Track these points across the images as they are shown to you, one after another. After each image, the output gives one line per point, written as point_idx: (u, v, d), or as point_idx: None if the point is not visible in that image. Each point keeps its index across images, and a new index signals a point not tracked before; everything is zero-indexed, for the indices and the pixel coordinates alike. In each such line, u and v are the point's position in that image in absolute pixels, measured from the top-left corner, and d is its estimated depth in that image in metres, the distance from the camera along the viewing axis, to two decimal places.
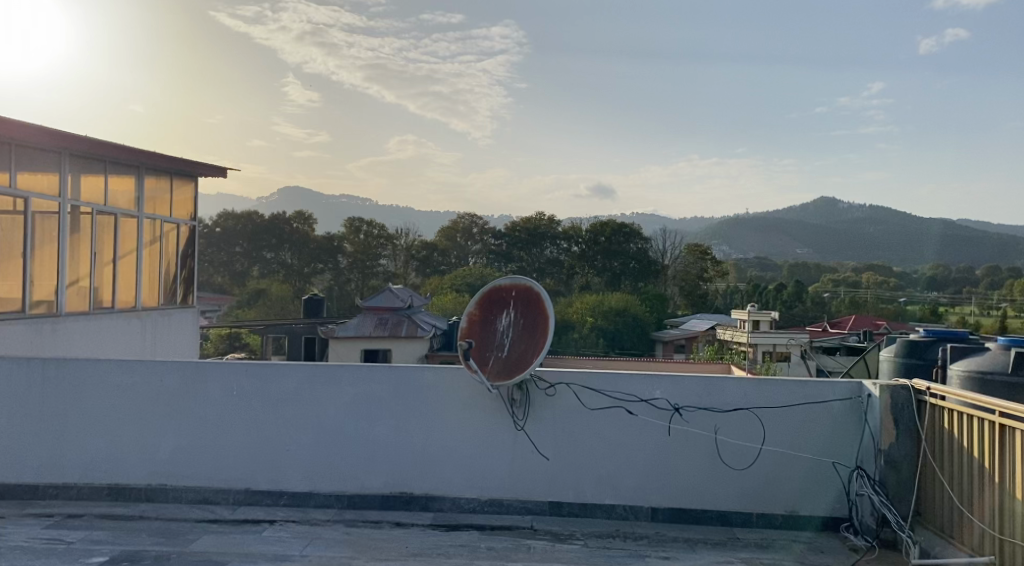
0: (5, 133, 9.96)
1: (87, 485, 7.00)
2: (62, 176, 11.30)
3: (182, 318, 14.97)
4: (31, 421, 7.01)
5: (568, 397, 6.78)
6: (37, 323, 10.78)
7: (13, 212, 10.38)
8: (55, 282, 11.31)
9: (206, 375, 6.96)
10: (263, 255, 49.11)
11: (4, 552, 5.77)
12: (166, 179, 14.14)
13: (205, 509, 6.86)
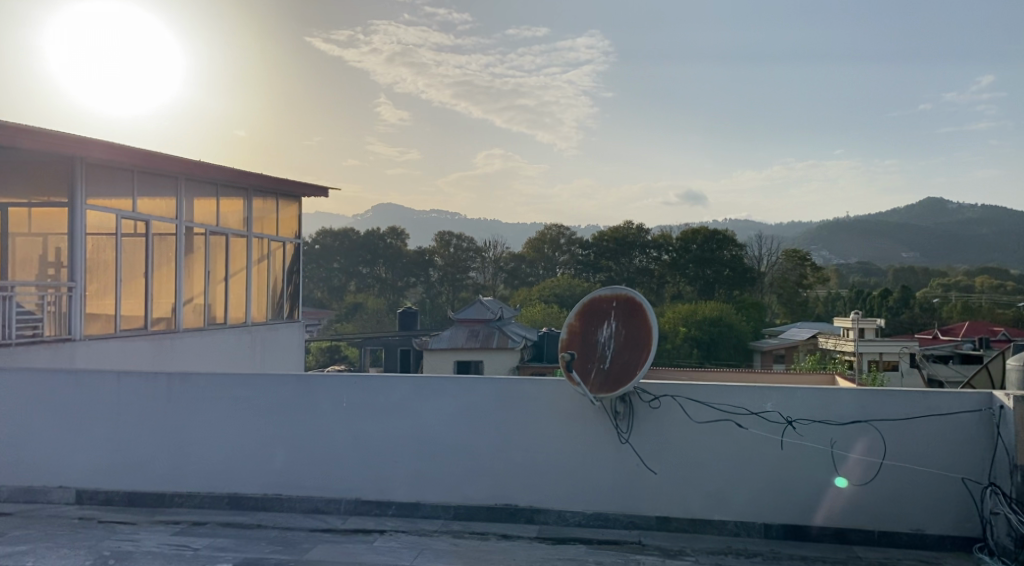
0: (130, 161, 10.51)
1: (209, 494, 7.30)
2: (178, 200, 11.86)
3: (289, 332, 15.47)
4: (157, 433, 7.37)
5: (674, 410, 6.71)
6: (157, 340, 11.34)
7: (136, 235, 10.94)
8: (174, 300, 11.88)
9: (317, 388, 7.18)
10: (358, 271, 50.32)
11: (137, 557, 6.08)
12: (273, 200, 14.69)
13: (318, 518, 7.06)
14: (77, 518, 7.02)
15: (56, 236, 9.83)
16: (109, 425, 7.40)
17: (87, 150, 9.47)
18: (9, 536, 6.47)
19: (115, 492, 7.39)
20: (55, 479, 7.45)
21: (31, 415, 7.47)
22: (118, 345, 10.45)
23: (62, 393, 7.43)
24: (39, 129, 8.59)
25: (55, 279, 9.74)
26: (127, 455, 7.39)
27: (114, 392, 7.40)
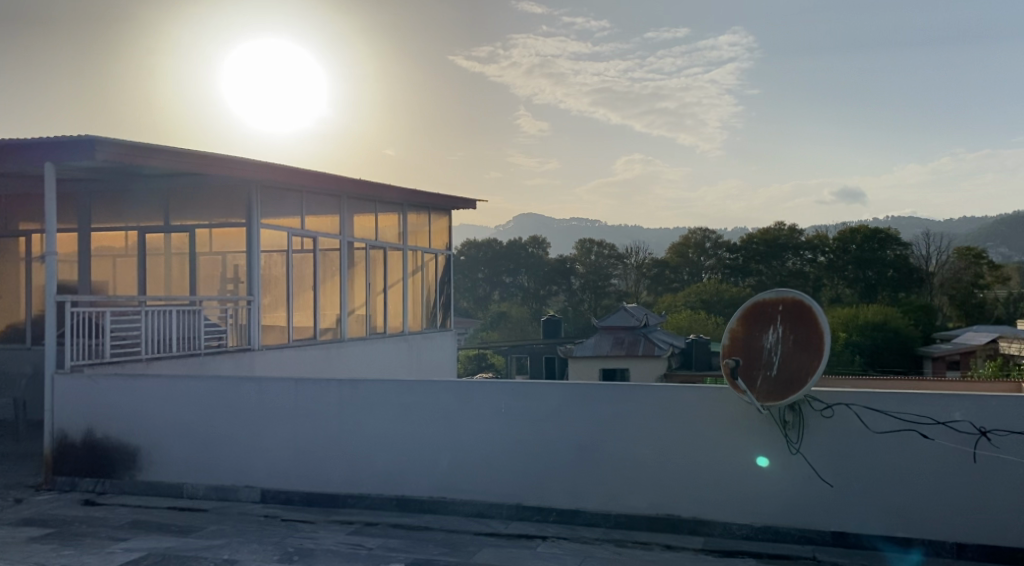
0: (300, 183, 11.12)
1: (379, 496, 7.59)
2: (341, 217, 12.46)
3: (442, 341, 15.86)
4: (332, 435, 7.72)
5: (849, 419, 6.44)
6: (326, 348, 11.94)
7: (305, 251, 11.55)
8: (339, 311, 12.47)
9: (478, 394, 7.35)
10: (500, 280, 51.43)
11: (318, 554, 6.39)
12: (425, 214, 15.18)
13: (482, 522, 7.20)
14: (262, 516, 7.45)
15: (235, 254, 10.46)
16: (289, 429, 7.82)
17: (262, 174, 10.09)
18: (205, 531, 6.94)
19: (296, 492, 7.79)
20: (243, 480, 7.92)
21: (219, 419, 7.98)
22: (291, 354, 11.06)
23: (246, 399, 7.91)
24: (222, 156, 9.24)
25: (235, 293, 10.40)
26: (306, 457, 7.78)
27: (293, 397, 7.82)
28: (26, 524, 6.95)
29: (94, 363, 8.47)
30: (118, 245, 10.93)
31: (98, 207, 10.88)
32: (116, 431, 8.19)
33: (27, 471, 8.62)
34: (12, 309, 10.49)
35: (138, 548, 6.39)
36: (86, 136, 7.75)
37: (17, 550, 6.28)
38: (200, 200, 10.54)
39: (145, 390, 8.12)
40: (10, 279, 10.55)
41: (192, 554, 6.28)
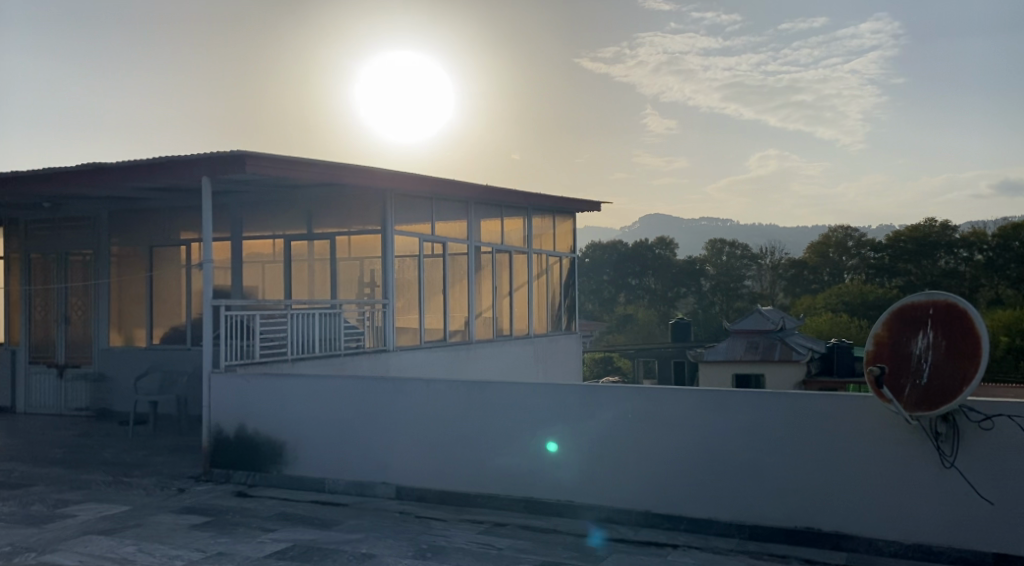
0: (430, 191, 11.46)
1: (509, 497, 7.75)
2: (469, 222, 12.78)
3: (568, 344, 15.99)
4: (463, 436, 7.94)
5: (1011, 433, 6.13)
6: (455, 350, 12.28)
7: (436, 256, 11.91)
8: (467, 313, 12.79)
9: (605, 398, 7.42)
10: (627, 282, 51.46)
11: (451, 552, 6.60)
12: (550, 217, 15.34)
13: (611, 527, 7.26)
14: (399, 512, 7.76)
15: (371, 260, 10.89)
16: (422, 428, 8.09)
17: (395, 181, 10.46)
18: (345, 525, 7.29)
19: (429, 490, 8.05)
20: (379, 477, 8.26)
21: (358, 417, 8.34)
22: (423, 355, 11.44)
23: (382, 399, 8.25)
24: (360, 166, 9.64)
25: (371, 296, 10.82)
26: (437, 457, 8.03)
27: (426, 397, 8.09)
28: (186, 512, 7.49)
29: (245, 363, 9.04)
30: (266, 252, 11.44)
31: (248, 216, 11.50)
32: (263, 426, 8.69)
33: (187, 463, 9.26)
34: (173, 313, 11.29)
35: (285, 539, 6.79)
36: (234, 151, 8.26)
37: (179, 536, 6.79)
38: (338, 208, 11.03)
39: (289, 388, 8.59)
40: (174, 284, 11.35)
41: (333, 547, 6.61)
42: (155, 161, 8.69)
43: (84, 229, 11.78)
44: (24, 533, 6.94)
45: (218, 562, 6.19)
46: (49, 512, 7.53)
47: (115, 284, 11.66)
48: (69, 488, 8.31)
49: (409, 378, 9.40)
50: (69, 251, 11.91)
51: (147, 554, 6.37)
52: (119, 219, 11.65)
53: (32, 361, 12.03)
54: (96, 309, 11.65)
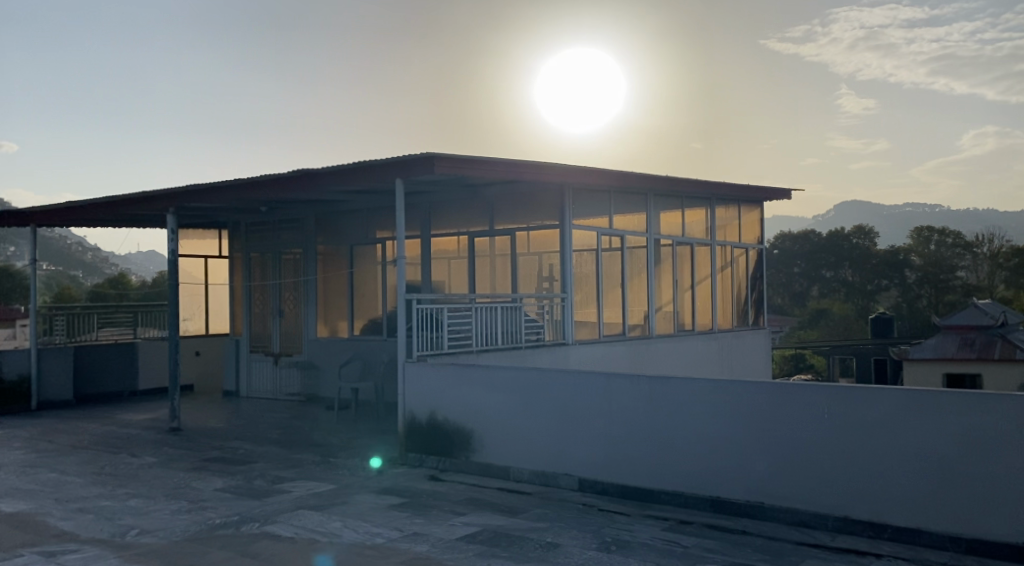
0: (609, 184, 11.58)
1: (692, 495, 7.53)
2: (648, 214, 12.81)
3: (756, 339, 15.60)
4: (644, 431, 7.85)
5: None
6: (635, 345, 12.38)
7: (614, 250, 12.05)
8: (646, 308, 12.82)
9: (795, 397, 7.00)
10: (821, 274, 48.97)
11: (635, 547, 6.53)
12: (734, 207, 15.08)
13: (805, 532, 6.79)
14: (581, 504, 7.81)
15: (550, 254, 11.17)
16: (602, 421, 8.12)
17: (575, 175, 10.61)
18: (531, 513, 7.53)
19: (610, 484, 8.02)
20: (562, 468, 8.37)
21: (542, 409, 8.50)
22: (603, 350, 11.64)
23: (565, 391, 8.34)
24: (539, 163, 9.93)
25: (550, 291, 11.12)
26: (620, 451, 7.98)
27: (607, 392, 8.07)
28: (385, 492, 8.09)
29: (436, 353, 9.54)
30: (451, 248, 12.01)
31: (436, 214, 12.10)
32: (454, 414, 9.12)
33: (385, 447, 9.93)
34: (370, 306, 12.05)
35: (476, 524, 7.18)
36: (422, 153, 8.72)
37: (380, 514, 7.37)
38: (519, 205, 11.37)
39: (477, 379, 8.95)
40: (370, 279, 12.11)
41: (520, 534, 6.88)
42: (351, 167, 9.38)
43: (295, 230, 12.88)
44: (248, 505, 7.76)
45: (414, 541, 6.65)
46: (268, 487, 8.35)
47: (320, 279, 12.63)
48: (285, 465, 9.16)
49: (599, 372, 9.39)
50: (283, 250, 13.07)
51: (352, 529, 6.95)
52: (323, 219, 12.60)
53: (252, 350, 13.36)
54: (306, 302, 12.71)
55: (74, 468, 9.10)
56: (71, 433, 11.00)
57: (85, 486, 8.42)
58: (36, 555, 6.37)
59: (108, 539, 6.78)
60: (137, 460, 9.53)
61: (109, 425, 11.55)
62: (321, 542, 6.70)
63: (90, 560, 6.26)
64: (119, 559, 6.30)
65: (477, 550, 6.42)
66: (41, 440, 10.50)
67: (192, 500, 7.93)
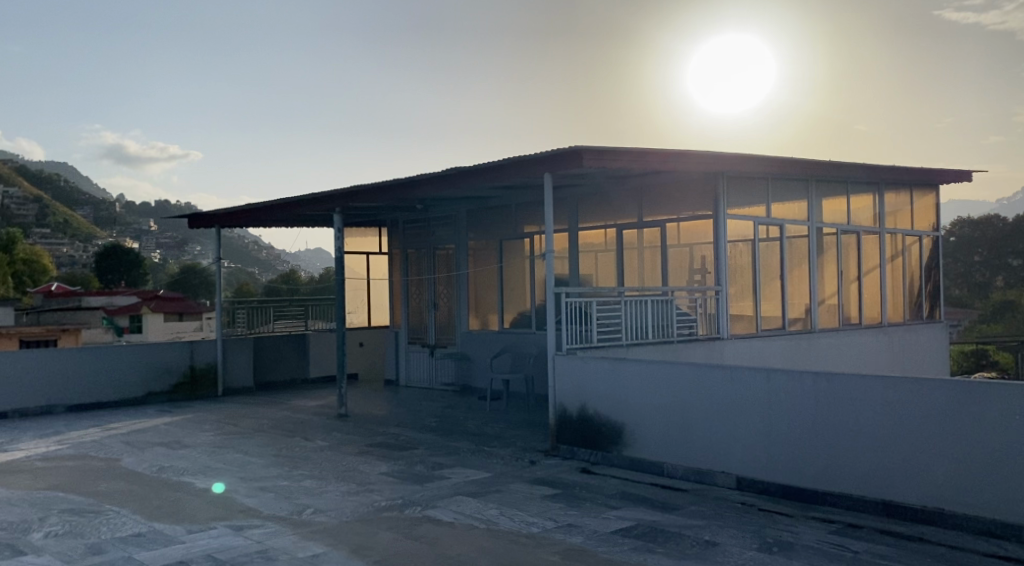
0: (766, 171, 11.11)
1: (864, 498, 6.80)
2: (810, 202, 12.21)
3: (932, 334, 14.54)
4: (810, 428, 7.14)
5: None
6: (796, 339, 11.83)
7: (773, 239, 11.57)
8: (808, 301, 12.24)
9: (981, 395, 6.22)
10: (1007, 263, 45.69)
11: (799, 549, 6.04)
12: (906, 192, 14.16)
13: (993, 543, 6.01)
14: (739, 503, 7.21)
15: (702, 245, 10.84)
16: (763, 417, 7.45)
17: (730, 162, 10.20)
18: (687, 509, 7.08)
19: (771, 483, 7.38)
20: (720, 465, 7.75)
21: (694, 405, 7.95)
22: (760, 344, 11.21)
23: (719, 386, 7.77)
24: (693, 152, 9.63)
25: (703, 284, 10.79)
26: (780, 450, 7.33)
27: (765, 387, 7.45)
28: (539, 483, 8.07)
29: (585, 346, 9.36)
30: (598, 242, 11.89)
31: (585, 206, 12.00)
32: (602, 407, 8.74)
33: (537, 438, 9.95)
34: (519, 300, 12.08)
35: (629, 517, 6.90)
36: (571, 146, 8.65)
37: (534, 504, 7.37)
38: (671, 195, 11.05)
39: (626, 372, 8.52)
40: (518, 273, 12.11)
41: (676, 531, 6.51)
42: (501, 163, 9.43)
43: (448, 227, 13.17)
44: (411, 489, 7.99)
45: (569, 532, 6.60)
46: (427, 473, 8.56)
47: (471, 274, 12.84)
48: (442, 453, 9.37)
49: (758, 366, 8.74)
50: (436, 246, 13.41)
51: (508, 518, 7.01)
52: (474, 215, 12.76)
53: (410, 341, 13.77)
54: (459, 296, 12.95)
55: (255, 449, 9.68)
56: (251, 416, 11.70)
57: (265, 466, 8.92)
58: (226, 528, 6.80)
59: (287, 517, 7.16)
60: (309, 443, 10.02)
61: (283, 411, 12.21)
62: (479, 528, 6.80)
63: (272, 535, 6.65)
64: (296, 537, 6.64)
65: (632, 544, 6.23)
66: (228, 422, 11.26)
67: (360, 483, 8.24)
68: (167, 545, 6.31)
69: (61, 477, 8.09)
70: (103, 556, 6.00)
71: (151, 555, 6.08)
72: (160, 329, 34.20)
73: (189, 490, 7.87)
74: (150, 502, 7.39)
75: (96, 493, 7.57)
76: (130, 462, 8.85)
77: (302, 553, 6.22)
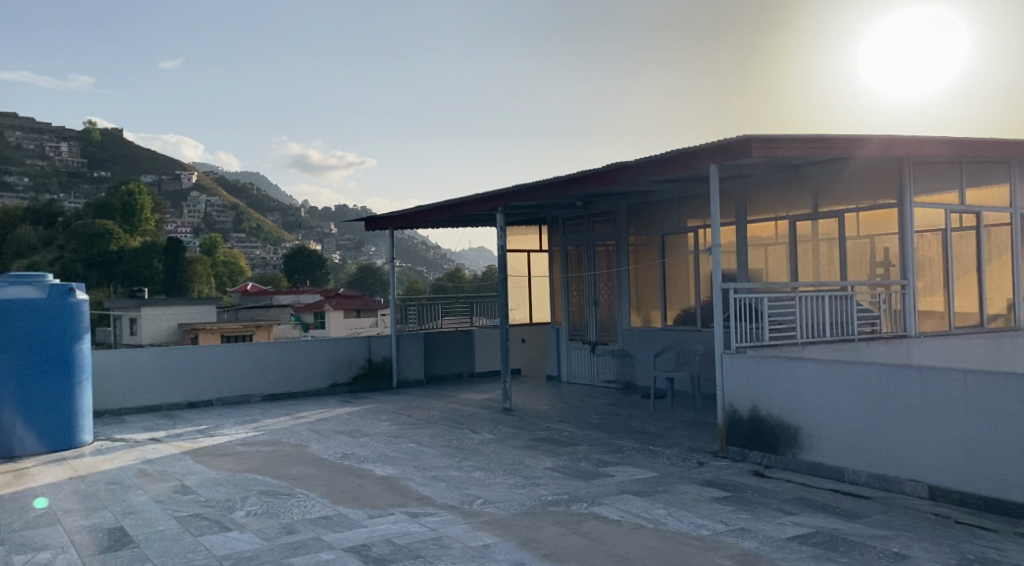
0: (961, 155, 10.44)
1: None
2: (1011, 187, 11.37)
3: None
4: (1017, 436, 6.64)
5: None
6: (997, 337, 11.04)
7: (968, 229, 10.89)
8: (1011, 295, 11.43)
9: None
10: None
11: None
12: None
13: None
14: (933, 514, 6.83)
15: (885, 237, 10.28)
16: (959, 423, 7.01)
17: (920, 147, 9.66)
18: (873, 519, 6.79)
19: (971, 495, 6.92)
20: (907, 472, 7.38)
21: (882, 408, 7.58)
22: (954, 343, 10.55)
23: (909, 389, 7.37)
24: (879, 137, 9.18)
25: (886, 278, 10.25)
26: (982, 459, 6.86)
27: (963, 391, 7.00)
28: (708, 484, 7.95)
29: (755, 345, 9.11)
30: (768, 235, 11.54)
31: (756, 199, 11.68)
32: (778, 409, 8.48)
33: (705, 438, 9.79)
34: (683, 296, 11.88)
35: (807, 525, 6.69)
36: (739, 136, 8.41)
37: (703, 506, 7.27)
38: (849, 185, 10.56)
39: (804, 373, 8.23)
40: (682, 269, 11.90)
41: (860, 540, 6.25)
42: (665, 156, 9.29)
43: (609, 223, 13.14)
44: (576, 485, 8.08)
45: (742, 536, 6.47)
46: (593, 470, 8.61)
47: (633, 270, 12.77)
48: (607, 450, 9.40)
49: (952, 366, 8.21)
50: (597, 242, 13.42)
51: (677, 519, 6.96)
52: (635, 210, 12.68)
53: (572, 338, 13.89)
54: (621, 293, 12.94)
55: (428, 440, 10.06)
56: (423, 408, 12.15)
57: (437, 456, 9.26)
58: (403, 515, 7.11)
59: (459, 507, 7.41)
60: (478, 436, 10.31)
61: (452, 403, 12.61)
62: (647, 528, 6.79)
63: (446, 523, 6.90)
64: (468, 526, 6.86)
65: (812, 553, 6.05)
66: (401, 414, 11.75)
67: (527, 476, 8.41)
68: (351, 528, 6.67)
69: (256, 461, 8.71)
70: (295, 535, 6.42)
71: (338, 537, 6.45)
72: (340, 324, 35.97)
73: (369, 477, 8.28)
74: (336, 487, 7.84)
75: (288, 477, 8.10)
76: (317, 448, 9.41)
77: (475, 543, 6.42)
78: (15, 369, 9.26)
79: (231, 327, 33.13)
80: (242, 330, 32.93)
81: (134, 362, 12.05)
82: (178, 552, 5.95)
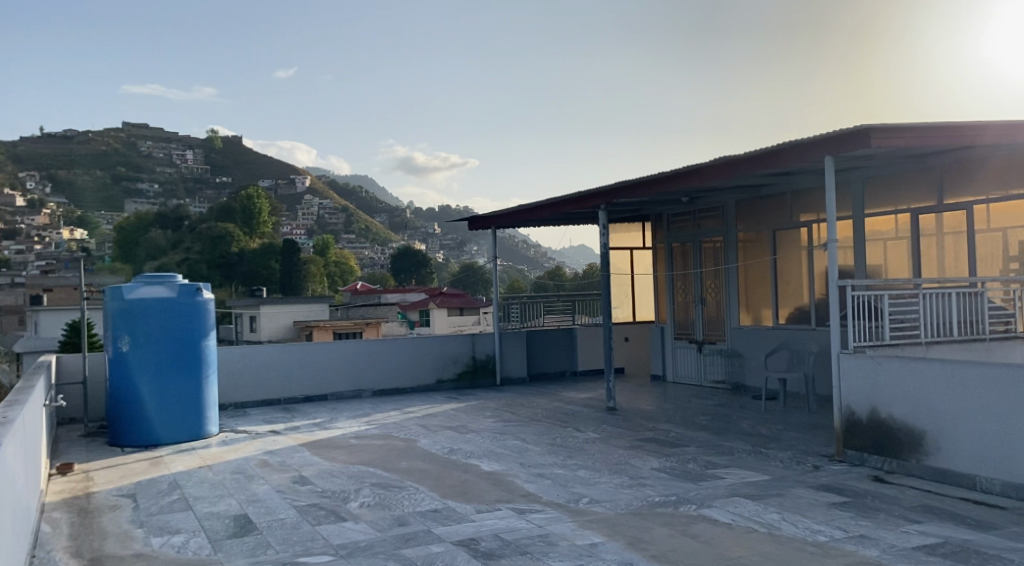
0: None
1: None
2: None
3: None
4: None
5: None
6: None
7: None
8: None
9: None
10: None
11: None
12: None
13: None
14: None
15: (1019, 230, 9.70)
16: None
17: None
18: (1007, 530, 6.42)
19: None
20: None
21: (1017, 412, 7.15)
22: None
23: None
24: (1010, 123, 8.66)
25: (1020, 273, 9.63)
26: None
27: None
28: (824, 489, 7.69)
29: (875, 345, 8.76)
30: (888, 229, 11.10)
31: (874, 192, 11.24)
32: (900, 411, 8.13)
33: (820, 441, 9.46)
34: (796, 294, 11.54)
35: (934, 534, 6.37)
36: (856, 126, 8.07)
37: (820, 511, 7.03)
38: (976, 175, 10.01)
39: (929, 373, 7.86)
40: (795, 266, 11.56)
41: (993, 553, 5.92)
42: (778, 149, 9.01)
43: (717, 219, 12.86)
44: (685, 486, 7.94)
45: (862, 544, 6.22)
46: (701, 471, 8.45)
47: (742, 267, 12.48)
48: (717, 452, 9.20)
49: None
50: (704, 239, 13.17)
51: (792, 523, 6.75)
52: (744, 206, 12.38)
53: (678, 337, 13.68)
54: (730, 290, 12.66)
55: (534, 437, 10.07)
56: (528, 406, 12.19)
57: (542, 453, 9.25)
58: (510, 511, 7.13)
59: (565, 504, 7.38)
60: (584, 434, 10.26)
61: (557, 401, 12.60)
62: (760, 532, 6.61)
63: (552, 521, 6.89)
64: (574, 524, 6.82)
65: None
66: (506, 411, 11.82)
67: (633, 476, 8.31)
68: (460, 522, 6.73)
69: (368, 454, 8.91)
70: (406, 527, 6.52)
71: (447, 530, 6.52)
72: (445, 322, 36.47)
73: (476, 472, 8.34)
74: (444, 481, 7.93)
75: (398, 471, 8.25)
76: (426, 443, 9.54)
77: (582, 541, 6.38)
78: (146, 364, 9.74)
79: (343, 325, 34.08)
80: (353, 327, 33.88)
81: (253, 357, 12.50)
82: (297, 540, 6.12)
